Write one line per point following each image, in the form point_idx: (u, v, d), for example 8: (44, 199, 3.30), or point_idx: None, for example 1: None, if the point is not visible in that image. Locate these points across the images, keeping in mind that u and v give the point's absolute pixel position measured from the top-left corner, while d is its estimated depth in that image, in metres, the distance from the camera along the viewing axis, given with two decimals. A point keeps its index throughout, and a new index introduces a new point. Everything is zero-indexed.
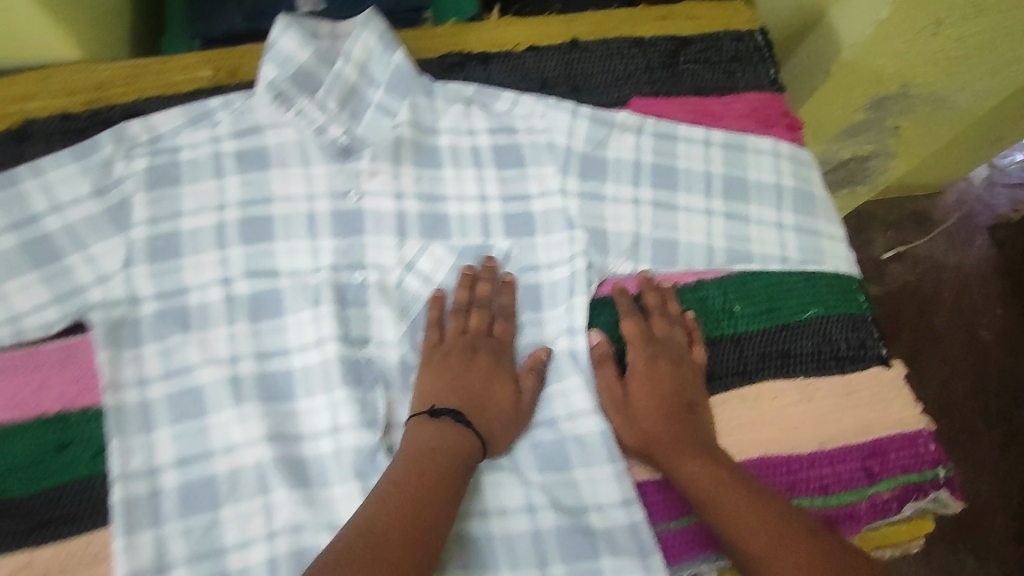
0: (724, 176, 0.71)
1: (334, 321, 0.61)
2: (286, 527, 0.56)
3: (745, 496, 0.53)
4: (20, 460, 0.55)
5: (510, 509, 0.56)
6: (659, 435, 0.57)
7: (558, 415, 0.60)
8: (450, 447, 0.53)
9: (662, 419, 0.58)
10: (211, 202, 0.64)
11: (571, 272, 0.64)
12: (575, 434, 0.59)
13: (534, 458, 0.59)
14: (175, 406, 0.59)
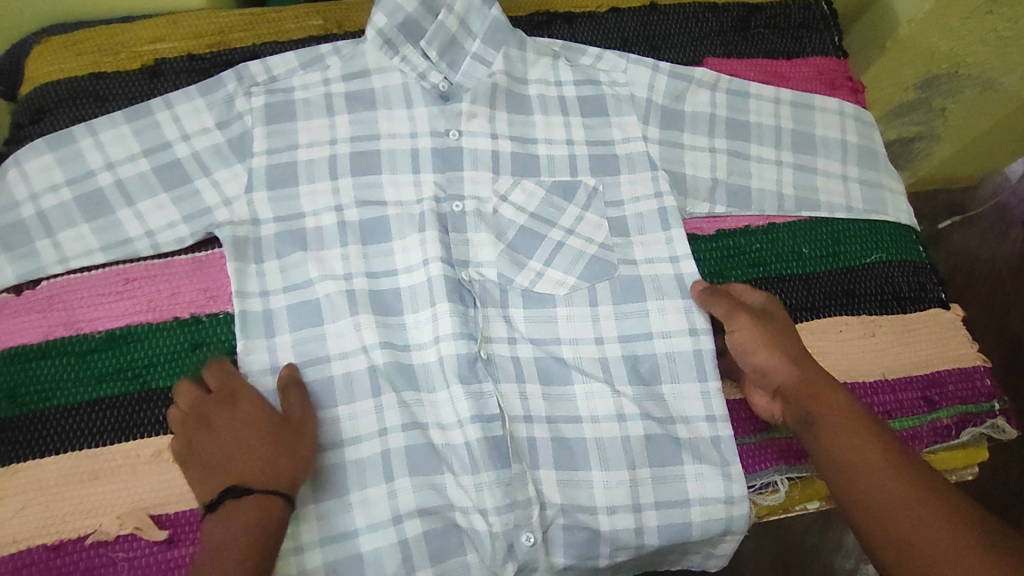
0: (792, 130, 0.75)
1: (439, 244, 0.68)
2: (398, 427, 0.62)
3: (874, 438, 0.53)
4: (159, 355, 0.61)
5: (601, 417, 0.64)
6: (794, 369, 0.57)
7: (654, 332, 0.67)
8: (257, 522, 0.50)
9: (795, 355, 0.58)
10: (323, 137, 0.69)
11: (661, 208, 0.71)
12: (669, 351, 0.66)
13: (626, 367, 0.66)
14: (296, 316, 0.64)
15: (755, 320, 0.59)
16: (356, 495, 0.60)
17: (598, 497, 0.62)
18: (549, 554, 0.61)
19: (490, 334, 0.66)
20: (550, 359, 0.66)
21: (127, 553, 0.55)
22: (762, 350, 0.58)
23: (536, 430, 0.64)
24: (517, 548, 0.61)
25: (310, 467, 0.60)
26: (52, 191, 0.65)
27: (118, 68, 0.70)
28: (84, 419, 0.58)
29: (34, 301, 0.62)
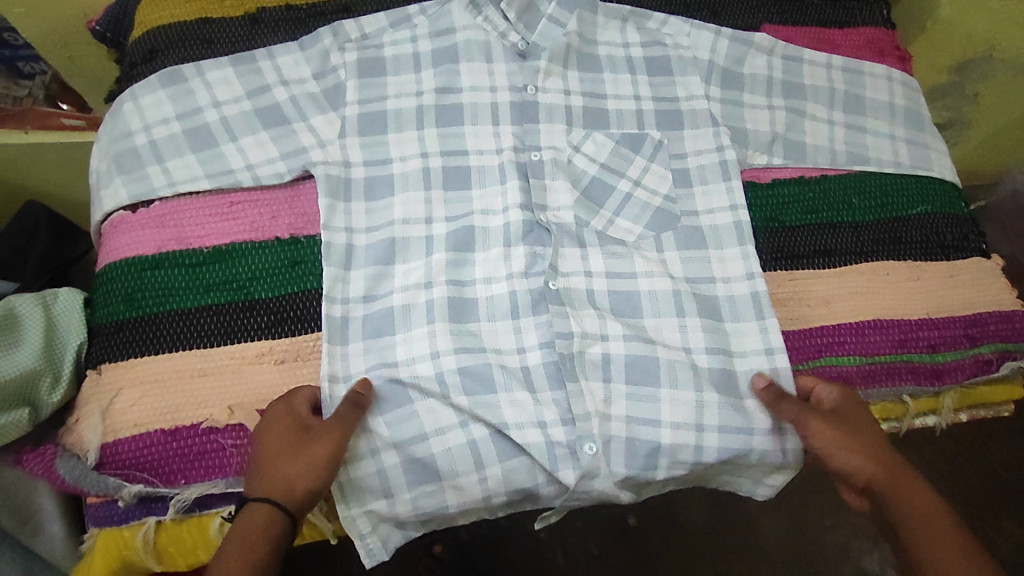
0: (845, 93, 0.80)
1: (519, 192, 0.71)
2: (452, 351, 0.65)
3: (962, 549, 0.55)
4: (261, 270, 0.66)
5: (671, 345, 0.67)
6: (873, 465, 0.59)
7: (715, 276, 0.70)
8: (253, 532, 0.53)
9: (873, 450, 0.60)
10: (409, 89, 0.74)
11: (721, 160, 0.74)
12: (729, 294, 0.70)
13: (695, 308, 0.69)
14: (376, 252, 0.68)
15: (829, 424, 0.61)
16: (420, 405, 0.64)
17: (664, 413, 0.65)
18: (609, 463, 0.64)
19: (559, 269, 0.69)
20: (617, 295, 0.69)
21: (235, 443, 0.59)
22: (842, 449, 0.60)
23: (613, 346, 0.67)
24: (580, 454, 0.64)
25: (389, 380, 0.64)
26: (163, 123, 0.71)
27: (223, 16, 0.76)
28: (194, 323, 0.63)
29: (147, 218, 0.67)
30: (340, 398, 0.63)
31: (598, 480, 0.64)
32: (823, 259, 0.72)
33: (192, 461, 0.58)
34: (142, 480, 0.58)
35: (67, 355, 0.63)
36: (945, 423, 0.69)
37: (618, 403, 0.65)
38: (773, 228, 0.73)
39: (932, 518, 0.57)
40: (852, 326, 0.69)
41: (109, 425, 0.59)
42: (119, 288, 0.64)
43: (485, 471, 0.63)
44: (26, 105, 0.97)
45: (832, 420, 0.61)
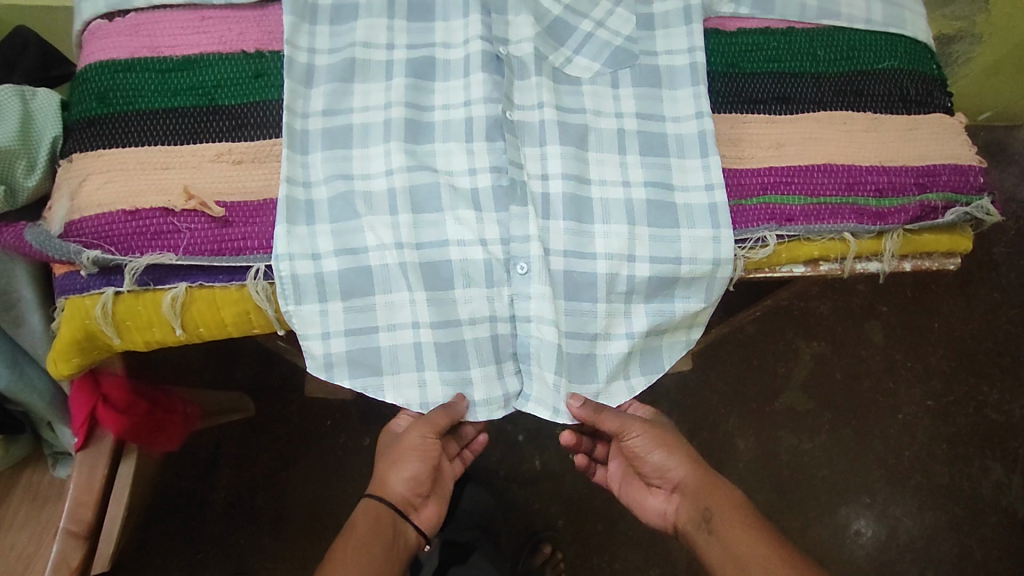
0: None
1: (481, 25, 0.70)
2: (405, 168, 0.65)
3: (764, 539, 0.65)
4: (226, 78, 0.69)
5: (608, 181, 0.67)
6: (690, 470, 0.72)
7: (666, 116, 0.70)
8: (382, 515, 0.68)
9: (691, 458, 0.73)
10: None
11: (686, 4, 0.73)
12: (678, 133, 0.70)
13: (641, 142, 0.69)
14: (336, 71, 0.69)
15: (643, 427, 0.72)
16: (365, 220, 0.64)
17: (598, 247, 0.66)
18: (541, 282, 0.64)
19: (515, 101, 0.69)
20: (569, 127, 0.68)
21: (189, 225, 0.63)
22: (660, 451, 0.72)
23: (551, 186, 0.66)
24: (513, 275, 0.66)
25: (341, 193, 0.65)
26: None
27: None
28: (161, 122, 0.67)
29: (122, 26, 0.70)
30: (299, 201, 0.64)
31: (534, 303, 0.65)
32: (780, 106, 0.72)
33: (149, 237, 0.63)
34: (101, 250, 0.62)
35: (43, 147, 0.67)
36: (887, 270, 0.70)
37: (547, 241, 0.65)
38: (732, 73, 0.74)
39: (735, 506, 0.68)
40: (802, 167, 0.70)
41: (76, 207, 0.64)
42: (93, 86, 0.68)
43: (415, 294, 0.64)
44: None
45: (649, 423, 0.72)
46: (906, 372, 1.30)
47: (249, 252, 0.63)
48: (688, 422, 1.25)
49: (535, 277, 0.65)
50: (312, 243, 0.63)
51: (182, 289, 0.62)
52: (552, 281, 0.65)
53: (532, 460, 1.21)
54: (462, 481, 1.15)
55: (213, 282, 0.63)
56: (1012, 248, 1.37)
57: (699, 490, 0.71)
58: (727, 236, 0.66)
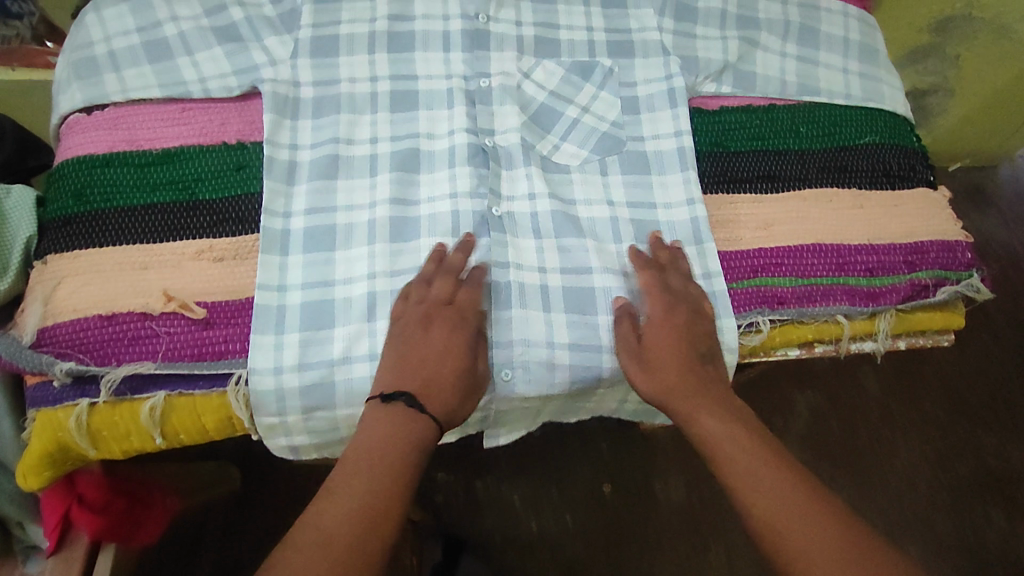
0: (799, 24, 0.81)
1: (465, 117, 0.71)
2: (387, 272, 0.64)
3: (799, 498, 0.52)
4: (207, 172, 0.68)
5: (609, 270, 0.66)
6: (656, 381, 0.59)
7: (657, 202, 0.70)
8: (406, 437, 0.54)
9: (676, 367, 0.59)
10: (364, 15, 0.75)
11: (670, 86, 0.75)
12: (670, 220, 0.69)
13: (632, 230, 0.69)
14: (318, 167, 0.68)
15: (653, 295, 0.63)
16: (339, 330, 0.62)
17: (603, 340, 0.63)
18: (525, 386, 0.62)
19: (503, 193, 0.69)
20: (562, 218, 0.68)
21: (168, 329, 0.61)
22: (641, 374, 0.60)
23: (551, 280, 0.65)
24: (495, 381, 0.62)
25: (320, 298, 0.63)
26: (123, 35, 0.73)
27: None
28: (139, 219, 0.65)
29: (101, 121, 0.69)
30: (271, 308, 0.62)
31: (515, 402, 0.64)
32: (766, 184, 0.73)
33: (126, 343, 0.60)
34: (76, 359, 0.59)
35: (17, 248, 0.65)
36: (883, 348, 0.68)
37: (530, 352, 0.62)
38: (717, 152, 0.74)
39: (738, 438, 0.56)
40: (792, 248, 0.69)
41: (49, 311, 0.61)
42: (69, 183, 0.66)
43: None
44: (12, 44, 0.96)
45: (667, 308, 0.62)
46: (902, 420, 1.29)
47: (230, 355, 0.60)
48: (686, 479, 1.23)
49: (520, 382, 0.62)
50: (275, 356, 0.60)
51: (162, 397, 0.59)
52: (536, 385, 0.62)
53: (528, 524, 1.17)
54: (457, 551, 1.13)
55: (194, 389, 0.59)
56: (999, 294, 1.39)
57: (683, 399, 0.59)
58: (729, 324, 0.65)
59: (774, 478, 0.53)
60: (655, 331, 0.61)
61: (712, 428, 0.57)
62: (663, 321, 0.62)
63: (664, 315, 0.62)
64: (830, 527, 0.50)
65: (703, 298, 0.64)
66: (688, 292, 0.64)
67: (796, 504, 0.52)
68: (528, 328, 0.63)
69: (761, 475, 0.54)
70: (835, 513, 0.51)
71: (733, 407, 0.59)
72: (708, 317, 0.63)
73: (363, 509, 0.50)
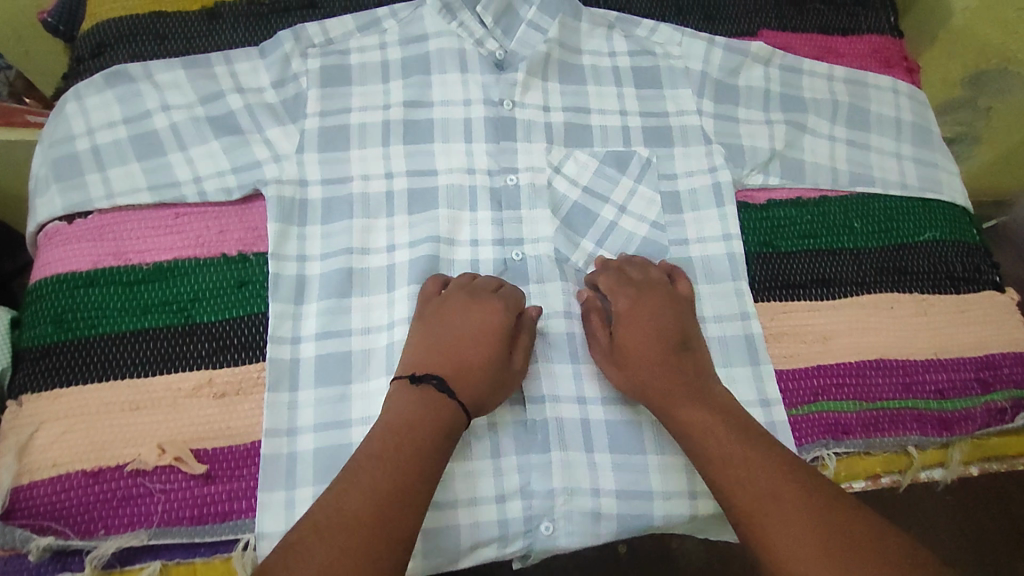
0: (848, 105, 0.75)
1: (491, 224, 0.66)
2: None
3: (768, 474, 0.48)
4: (204, 290, 0.60)
5: None
6: (629, 369, 0.57)
7: (707, 315, 0.63)
8: (439, 422, 0.51)
9: (648, 353, 0.56)
10: (377, 101, 0.70)
11: (716, 181, 0.69)
12: (722, 334, 0.63)
13: None
14: (330, 282, 0.62)
15: (623, 284, 0.60)
16: None
17: (653, 483, 0.57)
18: (567, 539, 0.55)
19: None
20: None
21: (162, 487, 0.53)
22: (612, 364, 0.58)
23: (590, 412, 0.59)
24: (533, 534, 0.56)
25: (336, 442, 0.56)
26: (108, 127, 0.65)
27: (180, 10, 0.71)
28: (128, 350, 0.58)
29: (84, 230, 0.62)
30: (281, 455, 0.55)
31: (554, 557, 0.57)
32: (821, 290, 0.66)
33: (113, 506, 0.53)
34: (56, 530, 0.52)
35: None
36: (953, 476, 0.63)
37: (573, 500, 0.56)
38: (766, 252, 0.68)
39: (714, 414, 0.53)
40: (854, 366, 0.63)
41: (24, 466, 0.54)
42: (47, 308, 0.59)
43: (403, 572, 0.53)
44: None
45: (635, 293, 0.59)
46: None
47: (234, 517, 0.53)
48: None
49: (561, 534, 0.55)
50: (288, 516, 0.53)
51: (156, 568, 0.52)
52: (578, 537, 0.55)
53: None
54: None
55: (194, 556, 0.53)
56: None
57: (656, 392, 0.55)
58: None
59: (751, 467, 0.49)
60: (628, 322, 0.58)
61: (688, 407, 0.54)
62: (632, 312, 0.59)
63: (630, 305, 0.59)
64: (807, 512, 0.46)
65: (679, 282, 0.62)
66: (628, 277, 0.61)
67: (771, 477, 0.48)
68: (569, 473, 0.56)
69: (733, 463, 0.50)
70: (815, 499, 0.47)
71: (707, 392, 0.55)
72: (678, 298, 0.60)
73: (371, 498, 0.46)
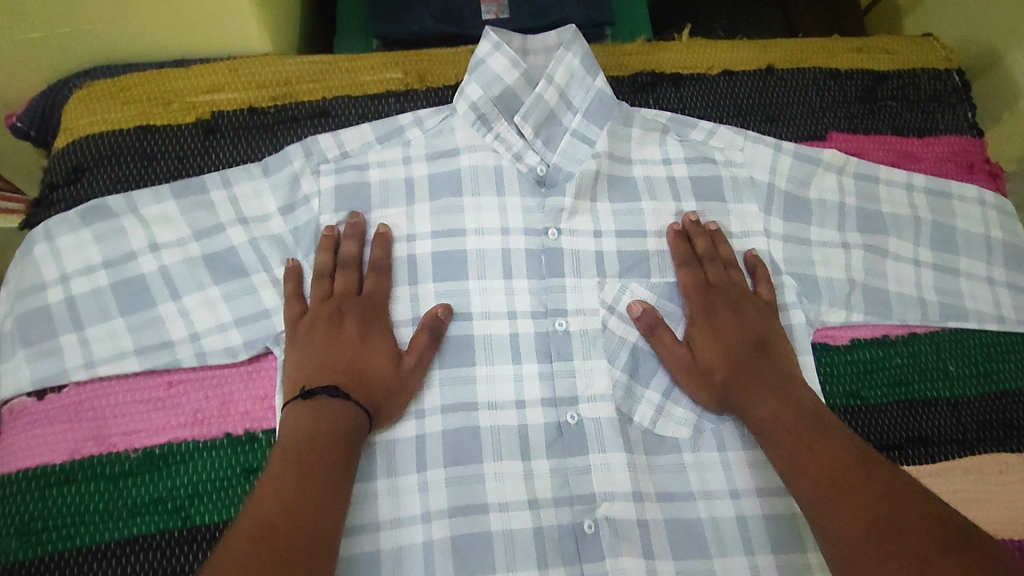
0: (932, 222, 0.67)
1: (540, 381, 0.58)
2: None
3: (843, 471, 0.48)
4: (204, 483, 0.51)
5: None
6: (692, 368, 0.57)
7: None
8: (339, 431, 0.49)
9: (719, 350, 0.57)
10: (401, 228, 0.61)
11: (791, 324, 0.61)
12: None
13: (766, 532, 0.55)
14: (375, 457, 0.54)
15: (700, 289, 0.60)
16: None
17: None
18: None
19: (593, 488, 0.55)
20: (675, 527, 0.55)
21: None
22: (677, 373, 0.58)
23: None
24: None
25: None
26: (86, 273, 0.55)
27: (170, 122, 0.61)
28: (112, 568, 0.48)
29: (60, 409, 0.52)
30: None
31: None
32: (919, 451, 0.58)
33: None
34: None
35: None
36: None
37: None
38: (855, 405, 0.60)
39: (793, 412, 0.52)
40: None
41: None
42: (14, 517, 0.49)
43: None
44: None
45: (702, 290, 0.60)
46: None
47: None
48: None
49: None
50: None
51: None
52: None
53: None
54: None
55: None
56: None
57: (728, 388, 0.56)
58: None
59: (838, 465, 0.48)
60: (698, 325, 0.59)
61: (757, 399, 0.54)
62: (708, 325, 0.59)
63: (705, 318, 0.59)
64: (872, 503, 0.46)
65: (761, 286, 0.61)
66: (713, 280, 0.61)
67: (857, 477, 0.47)
68: None
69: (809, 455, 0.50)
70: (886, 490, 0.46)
71: (792, 392, 0.54)
72: (756, 302, 0.60)
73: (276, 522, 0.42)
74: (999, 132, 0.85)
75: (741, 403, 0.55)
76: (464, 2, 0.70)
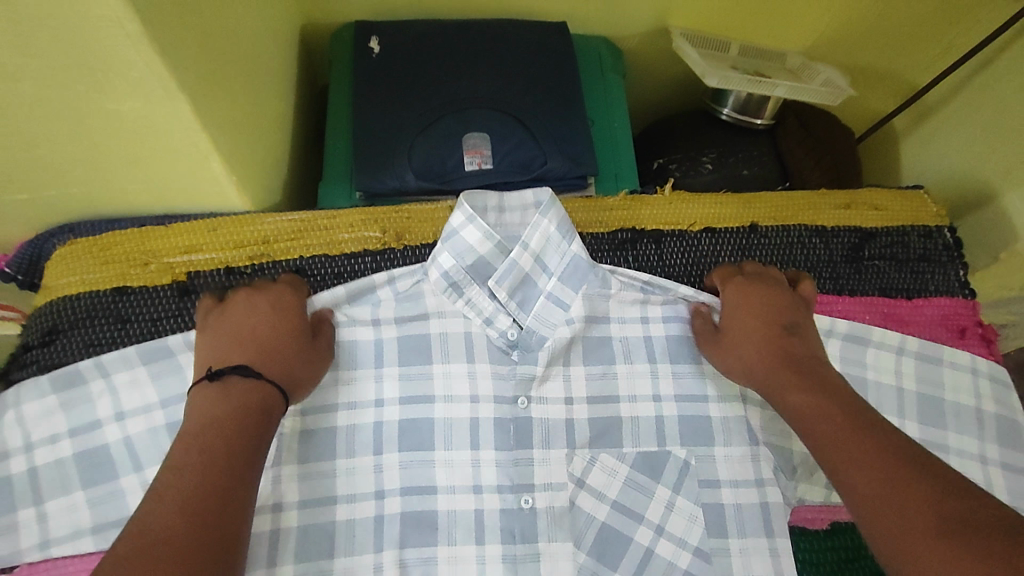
0: (918, 393, 0.65)
1: (504, 564, 0.57)
2: None
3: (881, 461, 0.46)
4: None
5: None
6: (722, 350, 0.60)
7: None
8: (250, 405, 0.48)
9: (758, 329, 0.59)
10: (367, 395, 0.60)
11: (764, 503, 0.60)
12: None
13: None
14: None
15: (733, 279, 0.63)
16: None
17: None
18: None
19: None
20: None
21: None
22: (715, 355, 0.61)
23: None
24: None
25: None
26: (50, 442, 0.55)
27: (146, 284, 0.62)
28: None
29: None
30: None
31: None
32: None
33: None
34: None
35: None
36: None
37: None
38: None
39: (829, 393, 0.53)
40: None
41: None
42: None
43: None
44: None
45: (744, 283, 0.62)
46: None
47: None
48: None
49: None
50: None
51: None
52: None
53: None
54: None
55: None
56: None
57: (768, 373, 0.56)
58: None
59: (877, 454, 0.47)
60: (731, 309, 0.61)
61: (794, 381, 0.54)
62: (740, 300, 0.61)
63: (735, 299, 0.61)
64: (917, 487, 0.44)
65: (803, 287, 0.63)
66: (745, 271, 0.64)
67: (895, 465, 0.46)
68: None
69: (853, 447, 0.48)
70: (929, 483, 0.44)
71: (823, 380, 0.54)
72: (793, 296, 0.61)
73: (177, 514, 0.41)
74: (991, 274, 0.83)
75: (780, 390, 0.55)
76: (446, 154, 0.71)
